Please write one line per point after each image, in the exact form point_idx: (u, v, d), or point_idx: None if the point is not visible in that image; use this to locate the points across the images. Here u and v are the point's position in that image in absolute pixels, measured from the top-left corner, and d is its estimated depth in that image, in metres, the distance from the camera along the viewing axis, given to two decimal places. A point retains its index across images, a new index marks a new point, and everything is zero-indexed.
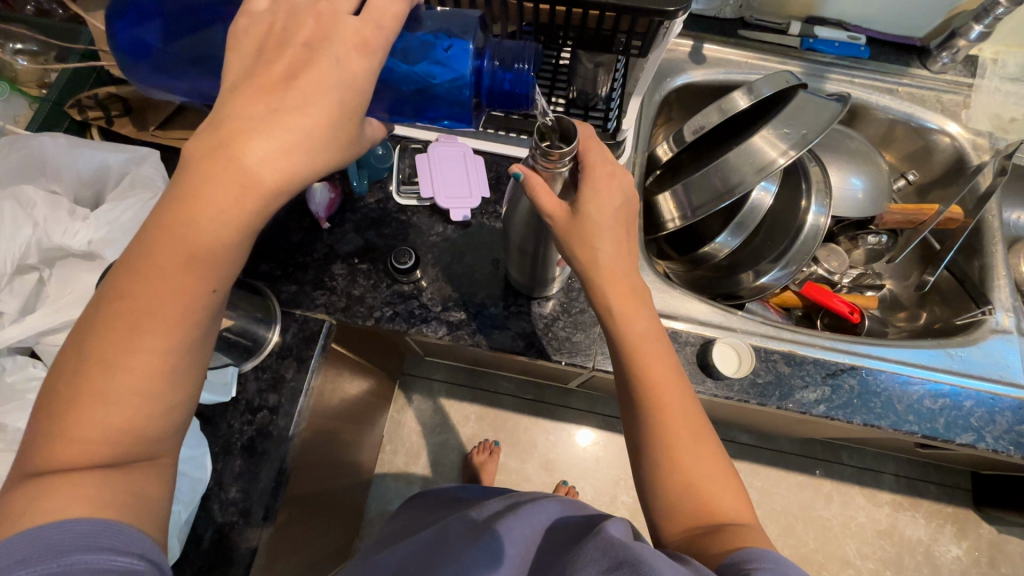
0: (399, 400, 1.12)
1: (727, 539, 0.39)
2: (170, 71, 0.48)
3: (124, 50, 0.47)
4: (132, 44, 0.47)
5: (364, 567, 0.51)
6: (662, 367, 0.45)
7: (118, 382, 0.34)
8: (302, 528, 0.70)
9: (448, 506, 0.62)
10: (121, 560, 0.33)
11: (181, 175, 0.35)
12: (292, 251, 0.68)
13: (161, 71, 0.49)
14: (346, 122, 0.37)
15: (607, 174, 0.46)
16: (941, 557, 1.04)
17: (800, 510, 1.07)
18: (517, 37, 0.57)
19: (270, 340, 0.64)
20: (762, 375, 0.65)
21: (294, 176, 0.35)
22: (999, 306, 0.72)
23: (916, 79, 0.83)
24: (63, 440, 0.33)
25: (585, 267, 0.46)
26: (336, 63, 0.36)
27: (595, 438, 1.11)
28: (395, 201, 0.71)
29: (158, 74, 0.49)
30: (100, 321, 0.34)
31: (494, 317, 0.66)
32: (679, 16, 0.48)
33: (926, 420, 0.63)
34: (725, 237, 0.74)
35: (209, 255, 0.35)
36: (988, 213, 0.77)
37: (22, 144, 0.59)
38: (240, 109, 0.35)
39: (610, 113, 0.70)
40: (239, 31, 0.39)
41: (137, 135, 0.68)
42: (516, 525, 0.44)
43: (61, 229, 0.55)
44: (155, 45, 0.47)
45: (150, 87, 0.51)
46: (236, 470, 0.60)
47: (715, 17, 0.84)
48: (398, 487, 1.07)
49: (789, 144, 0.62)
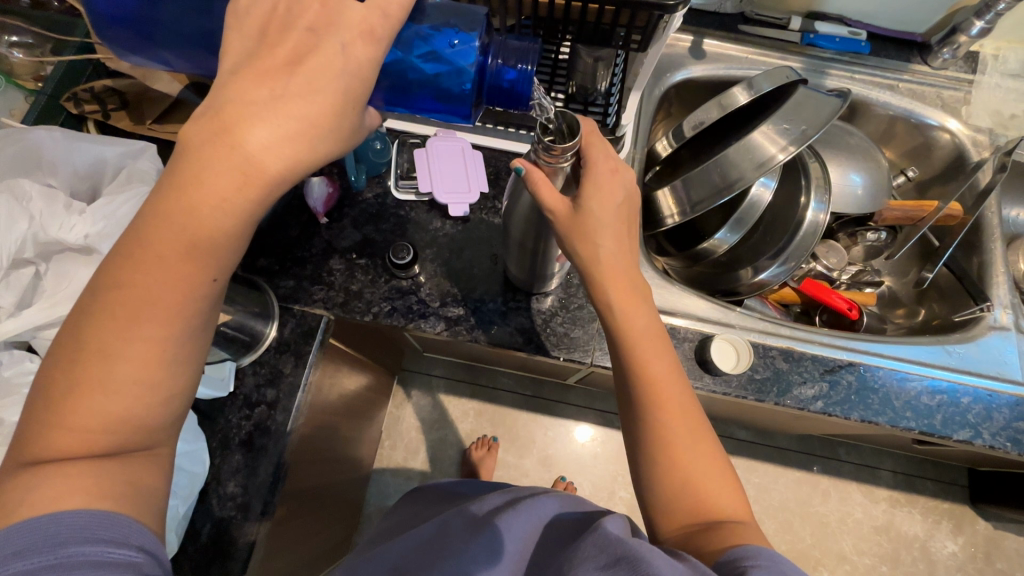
0: (398, 395, 1.13)
1: (721, 537, 0.38)
2: (154, 36, 0.48)
3: (116, 21, 0.47)
4: (112, 10, 0.46)
5: (359, 561, 0.51)
6: (661, 365, 0.45)
7: (118, 370, 0.34)
8: (300, 521, 0.70)
9: (444, 501, 0.62)
10: (120, 552, 0.33)
11: (179, 161, 0.34)
12: (290, 247, 0.68)
13: (140, 33, 0.48)
14: (348, 110, 0.36)
15: (608, 170, 0.46)
16: (937, 554, 1.04)
17: (798, 506, 1.07)
18: (516, 31, 0.56)
19: (268, 335, 0.64)
20: (760, 371, 0.65)
21: (297, 164, 0.35)
22: (998, 302, 0.72)
23: (916, 75, 0.83)
24: (60, 429, 0.33)
25: (585, 263, 0.46)
26: (342, 49, 0.36)
27: (593, 434, 1.11)
28: (394, 196, 0.71)
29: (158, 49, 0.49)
30: (97, 310, 0.34)
31: (493, 312, 0.66)
32: (679, 10, 0.48)
33: (923, 417, 0.63)
34: (725, 233, 0.73)
35: (209, 245, 0.34)
36: (987, 210, 0.76)
37: (18, 137, 0.59)
38: (242, 94, 0.34)
39: (609, 107, 0.69)
40: (239, 13, 0.38)
41: (133, 128, 0.68)
42: (516, 520, 0.44)
43: (57, 223, 0.54)
44: (136, 9, 0.46)
45: (131, 55, 0.51)
46: (234, 465, 0.60)
47: (715, 12, 0.84)
48: (397, 482, 1.07)
49: (789, 140, 0.62)
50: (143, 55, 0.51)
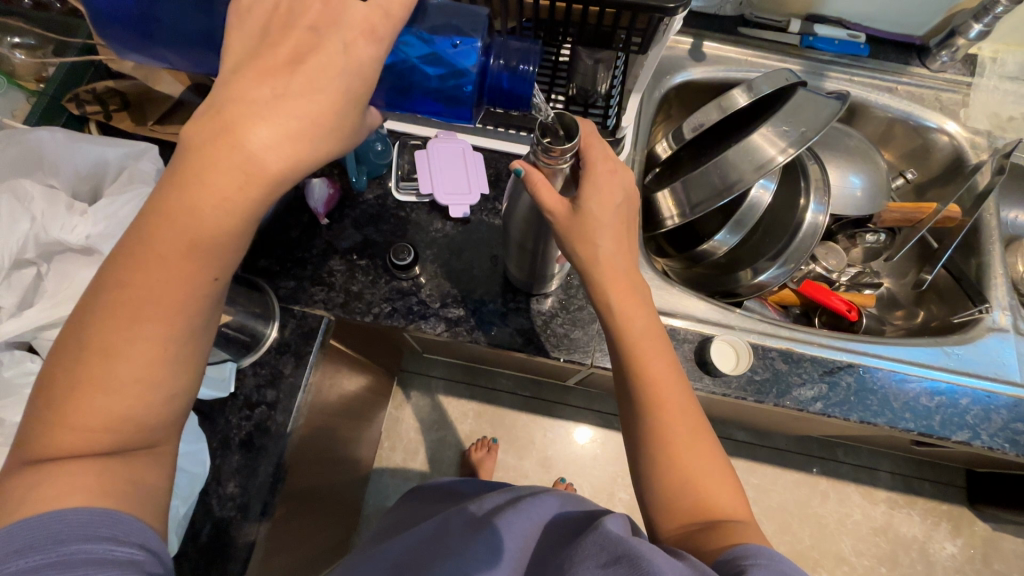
0: (397, 396, 1.13)
1: (721, 537, 0.39)
2: (155, 35, 0.48)
3: (120, 21, 0.47)
4: (112, 8, 0.46)
5: (360, 560, 0.51)
6: (661, 365, 0.45)
7: (120, 369, 0.34)
8: (300, 521, 0.70)
9: (444, 501, 0.62)
10: (121, 550, 0.33)
11: (181, 161, 0.34)
12: (290, 247, 0.68)
13: (140, 31, 0.48)
14: (349, 110, 0.37)
15: (608, 171, 0.46)
16: (935, 555, 1.04)
17: (797, 507, 1.08)
18: (517, 33, 0.56)
19: (269, 335, 0.64)
20: (759, 372, 0.65)
21: (298, 164, 0.35)
22: (996, 304, 0.73)
23: (915, 77, 0.83)
24: (62, 428, 0.33)
25: (585, 263, 0.46)
26: (343, 49, 0.36)
27: (593, 435, 1.12)
28: (395, 197, 0.71)
29: (163, 44, 0.49)
30: (99, 309, 0.34)
31: (493, 313, 0.66)
32: (679, 12, 0.48)
33: (922, 418, 0.64)
34: (724, 235, 0.73)
35: (210, 244, 0.35)
36: (985, 213, 0.77)
37: (20, 138, 0.59)
38: (243, 93, 0.34)
39: (610, 109, 0.69)
40: (242, 13, 0.38)
41: (134, 129, 0.68)
42: (516, 519, 0.44)
43: (59, 224, 0.54)
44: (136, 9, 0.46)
45: (133, 55, 0.51)
46: (234, 465, 0.60)
47: (715, 14, 0.84)
48: (396, 483, 1.08)
49: (788, 142, 0.62)
50: (144, 54, 0.51)
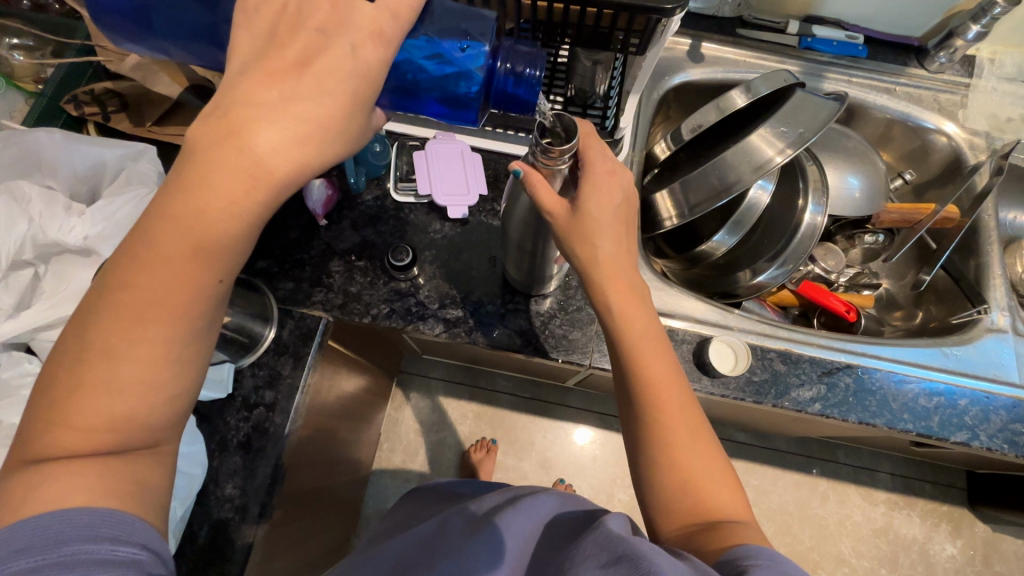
0: (396, 398, 1.13)
1: (720, 538, 0.38)
2: (156, 29, 0.48)
3: (123, 13, 0.47)
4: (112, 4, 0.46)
5: (359, 561, 0.51)
6: (660, 365, 0.45)
7: (121, 369, 0.34)
8: (299, 521, 0.70)
9: (443, 501, 0.62)
10: (122, 550, 0.33)
11: (185, 162, 0.34)
12: (289, 248, 0.68)
13: (141, 25, 0.48)
14: (356, 112, 0.37)
15: (608, 173, 0.46)
16: (935, 556, 1.04)
17: (797, 508, 1.07)
18: (514, 33, 0.56)
19: (265, 337, 0.64)
20: (758, 373, 0.65)
21: (305, 168, 0.35)
22: (994, 305, 0.72)
23: (913, 79, 0.83)
24: (63, 428, 0.33)
25: (584, 264, 0.46)
26: (351, 51, 0.36)
27: (592, 437, 1.11)
28: (393, 198, 0.71)
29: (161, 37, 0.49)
30: (102, 309, 0.34)
31: (492, 313, 0.66)
32: (677, 14, 0.48)
33: (921, 419, 0.63)
34: (722, 236, 0.73)
35: (214, 245, 0.35)
36: (984, 213, 0.77)
37: (19, 139, 0.60)
38: (251, 95, 0.34)
39: (607, 111, 0.69)
40: (248, 11, 0.38)
41: (133, 130, 0.68)
42: (516, 519, 0.44)
43: (56, 225, 0.55)
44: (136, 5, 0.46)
45: (130, 45, 0.51)
46: (233, 466, 0.60)
47: (713, 16, 0.84)
48: (394, 484, 1.07)
49: (786, 142, 0.62)
50: (145, 46, 0.51)
